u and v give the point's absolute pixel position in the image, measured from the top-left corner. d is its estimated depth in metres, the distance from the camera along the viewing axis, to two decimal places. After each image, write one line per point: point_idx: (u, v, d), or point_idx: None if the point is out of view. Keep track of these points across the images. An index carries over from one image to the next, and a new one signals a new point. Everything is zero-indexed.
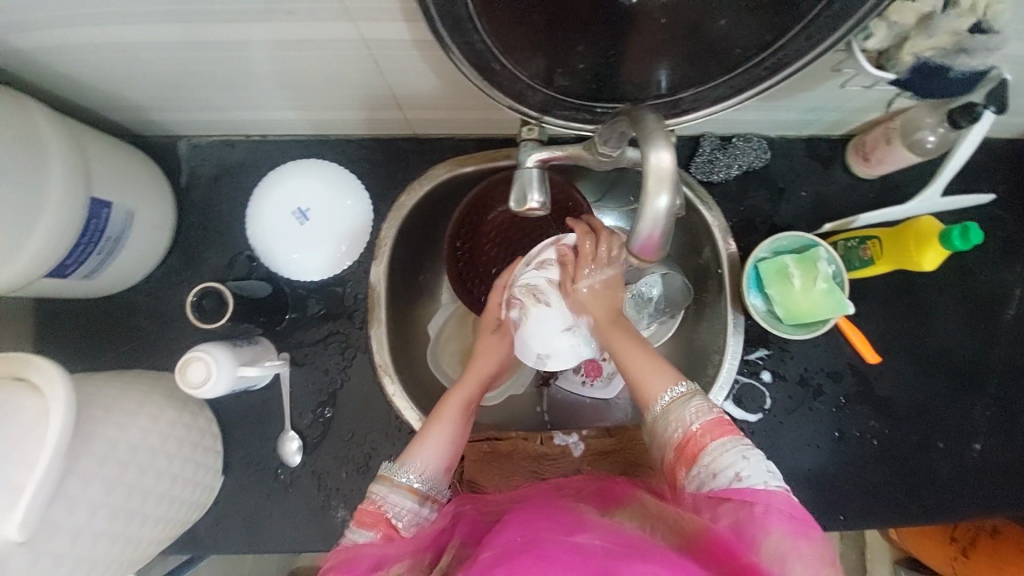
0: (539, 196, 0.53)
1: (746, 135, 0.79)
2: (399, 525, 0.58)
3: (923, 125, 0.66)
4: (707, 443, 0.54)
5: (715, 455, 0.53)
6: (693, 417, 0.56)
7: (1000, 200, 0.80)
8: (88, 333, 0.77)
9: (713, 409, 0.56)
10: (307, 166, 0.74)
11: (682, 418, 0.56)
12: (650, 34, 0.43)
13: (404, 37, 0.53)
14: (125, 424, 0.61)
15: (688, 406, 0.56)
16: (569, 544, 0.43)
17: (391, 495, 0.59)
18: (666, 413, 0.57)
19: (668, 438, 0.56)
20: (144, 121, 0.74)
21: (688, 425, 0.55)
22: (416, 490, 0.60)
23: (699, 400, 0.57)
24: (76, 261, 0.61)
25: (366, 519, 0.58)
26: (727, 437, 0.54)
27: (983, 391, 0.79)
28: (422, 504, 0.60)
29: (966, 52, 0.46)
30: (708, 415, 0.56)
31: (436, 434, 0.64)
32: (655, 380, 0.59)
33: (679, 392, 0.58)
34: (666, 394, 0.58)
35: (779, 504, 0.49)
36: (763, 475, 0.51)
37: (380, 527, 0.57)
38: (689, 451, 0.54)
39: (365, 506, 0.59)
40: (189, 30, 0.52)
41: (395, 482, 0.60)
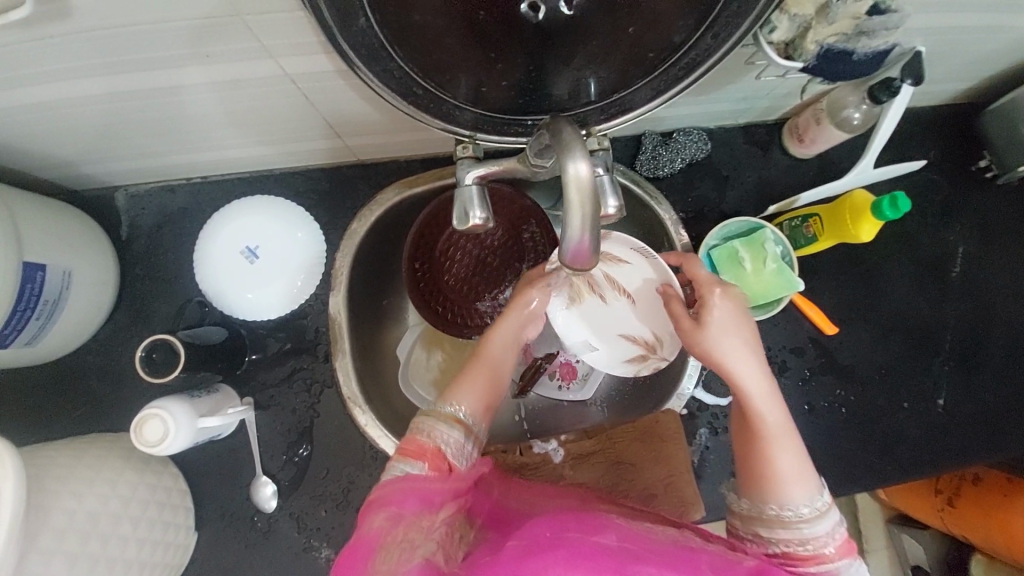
0: (480, 212, 0.53)
1: (685, 129, 0.80)
2: (448, 454, 0.50)
3: (846, 104, 0.68)
4: (831, 558, 0.49)
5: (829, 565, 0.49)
6: (829, 537, 0.50)
7: (932, 164, 0.84)
8: (37, 402, 0.74)
9: (844, 526, 0.51)
10: (251, 204, 0.72)
11: (815, 538, 0.49)
12: (565, 46, 0.44)
13: (329, 69, 0.52)
14: (83, 493, 0.59)
15: (825, 525, 0.50)
16: (593, 543, 0.42)
17: (440, 426, 0.51)
18: (796, 523, 0.50)
19: (790, 545, 0.50)
20: (77, 176, 0.72)
21: (822, 544, 0.49)
22: (462, 421, 0.53)
23: (836, 517, 0.51)
24: (14, 329, 0.58)
25: (412, 449, 0.50)
26: (855, 560, 0.50)
27: (938, 348, 0.82)
28: (467, 439, 0.53)
29: (868, 34, 0.48)
30: (841, 533, 0.50)
31: (476, 376, 0.56)
32: (789, 480, 0.51)
33: (820, 509, 0.50)
34: (805, 503, 0.50)
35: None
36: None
37: (429, 459, 0.50)
38: (808, 559, 0.49)
39: (411, 436, 0.51)
40: (109, 82, 0.51)
41: (443, 413, 0.52)
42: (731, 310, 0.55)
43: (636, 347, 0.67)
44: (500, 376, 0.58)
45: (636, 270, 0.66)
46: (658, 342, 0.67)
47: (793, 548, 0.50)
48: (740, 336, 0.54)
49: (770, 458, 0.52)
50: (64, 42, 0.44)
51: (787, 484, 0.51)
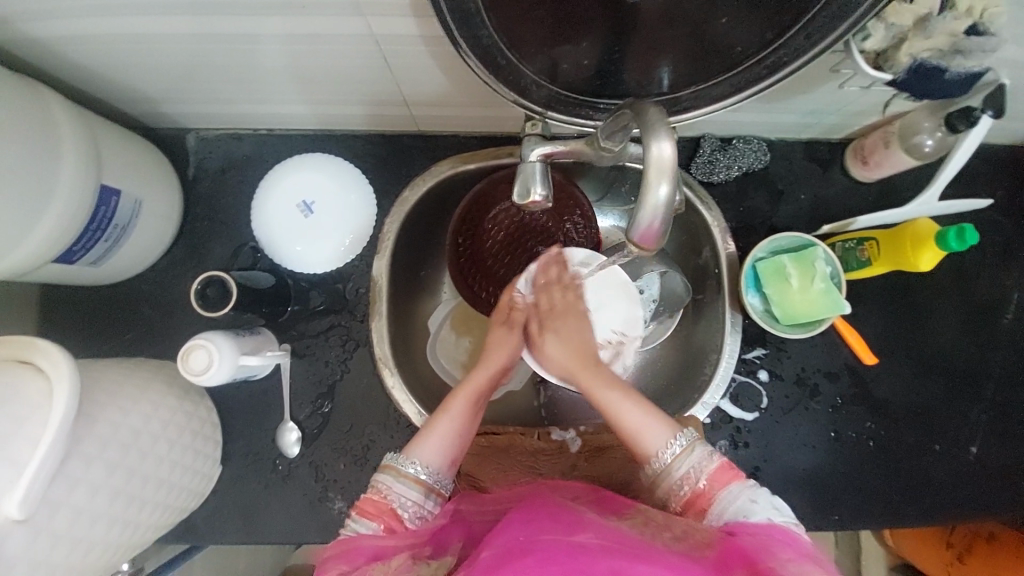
0: (542, 188, 0.53)
1: (746, 137, 0.80)
2: (403, 516, 0.59)
3: (920, 130, 0.67)
4: (715, 495, 0.56)
5: (724, 507, 0.55)
6: (700, 469, 0.57)
7: (997, 205, 0.81)
8: (92, 320, 0.78)
9: (716, 455, 0.58)
10: (313, 161, 0.75)
11: (688, 474, 0.57)
12: (651, 32, 0.45)
13: (413, 33, 0.54)
14: (127, 408, 0.61)
15: (693, 458, 0.58)
16: (569, 544, 0.46)
17: (397, 485, 0.61)
18: (670, 469, 0.58)
19: (674, 493, 0.58)
20: (154, 113, 0.75)
21: (695, 480, 0.57)
22: (421, 482, 0.62)
23: (702, 449, 0.58)
24: (83, 248, 0.62)
25: (370, 509, 0.59)
26: (734, 483, 0.56)
27: (979, 395, 0.80)
28: (426, 497, 0.62)
29: (963, 53, 0.47)
30: (712, 462, 0.58)
31: (438, 427, 0.65)
32: (652, 435, 0.60)
33: (684, 449, 0.58)
34: (668, 450, 0.58)
35: (792, 542, 0.49)
36: (768, 512, 0.53)
37: (383, 518, 0.58)
38: (697, 503, 0.56)
39: (369, 495, 0.60)
40: (200, 22, 0.53)
41: (403, 473, 0.61)
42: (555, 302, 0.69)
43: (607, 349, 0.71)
44: (472, 420, 0.67)
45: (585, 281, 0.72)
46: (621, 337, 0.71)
47: (684, 497, 0.57)
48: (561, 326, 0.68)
49: (627, 422, 0.61)
50: None
51: (647, 438, 0.60)
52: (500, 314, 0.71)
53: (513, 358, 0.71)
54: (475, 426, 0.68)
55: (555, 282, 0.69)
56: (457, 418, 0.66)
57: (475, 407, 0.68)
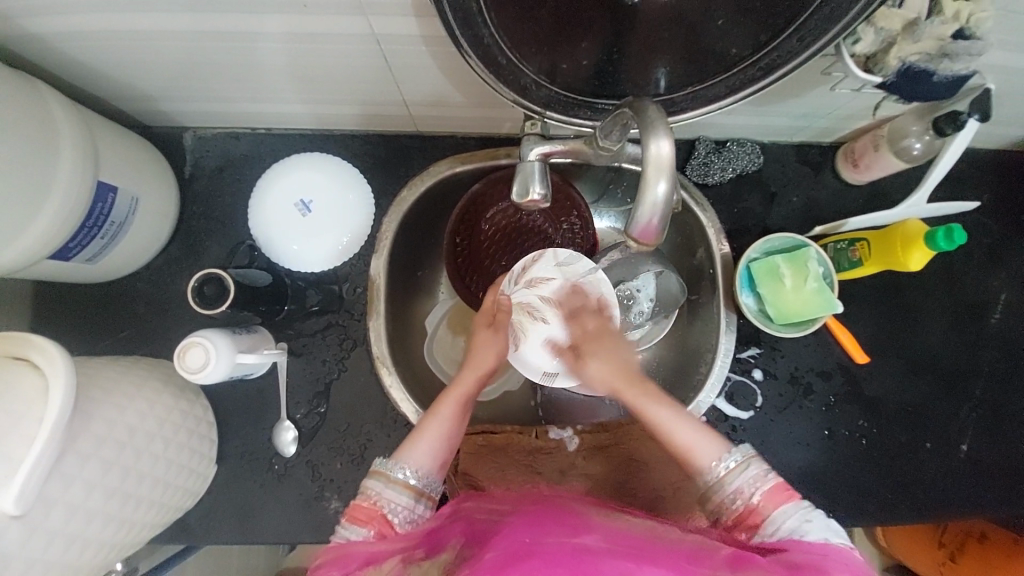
0: (541, 188, 0.54)
1: (740, 140, 0.81)
2: (393, 521, 0.60)
3: (909, 134, 0.69)
4: (768, 512, 0.55)
5: (778, 523, 0.55)
6: (753, 486, 0.57)
7: (984, 208, 0.83)
8: (86, 319, 0.77)
9: (771, 474, 0.58)
10: (311, 160, 0.75)
11: (740, 489, 0.57)
12: (649, 33, 0.46)
13: (414, 33, 0.55)
14: (123, 406, 0.61)
15: (747, 475, 0.57)
16: (573, 547, 0.46)
17: (387, 490, 0.61)
18: (723, 483, 0.58)
19: (726, 507, 0.57)
20: (152, 111, 0.75)
21: (749, 496, 0.57)
22: (411, 487, 0.62)
23: (755, 468, 0.58)
24: (79, 244, 0.61)
25: (360, 516, 0.59)
26: (786, 502, 0.56)
27: (968, 394, 0.81)
28: (416, 501, 0.62)
29: (949, 57, 0.49)
30: (766, 482, 0.57)
31: (430, 430, 0.66)
32: (702, 449, 0.60)
33: (737, 465, 0.58)
34: (722, 463, 0.58)
35: (847, 562, 0.50)
36: (824, 532, 0.53)
37: (374, 524, 0.59)
38: (748, 519, 0.56)
39: (360, 501, 0.61)
40: (202, 19, 0.54)
41: (392, 478, 0.62)
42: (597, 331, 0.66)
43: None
44: (458, 423, 0.68)
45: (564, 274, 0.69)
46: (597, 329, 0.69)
47: (734, 512, 0.57)
48: (606, 355, 0.65)
49: (678, 438, 0.61)
50: None
51: (698, 452, 0.60)
52: (483, 316, 0.72)
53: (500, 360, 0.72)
54: (463, 428, 0.69)
55: (583, 309, 0.66)
56: (446, 422, 0.66)
57: (465, 409, 0.69)
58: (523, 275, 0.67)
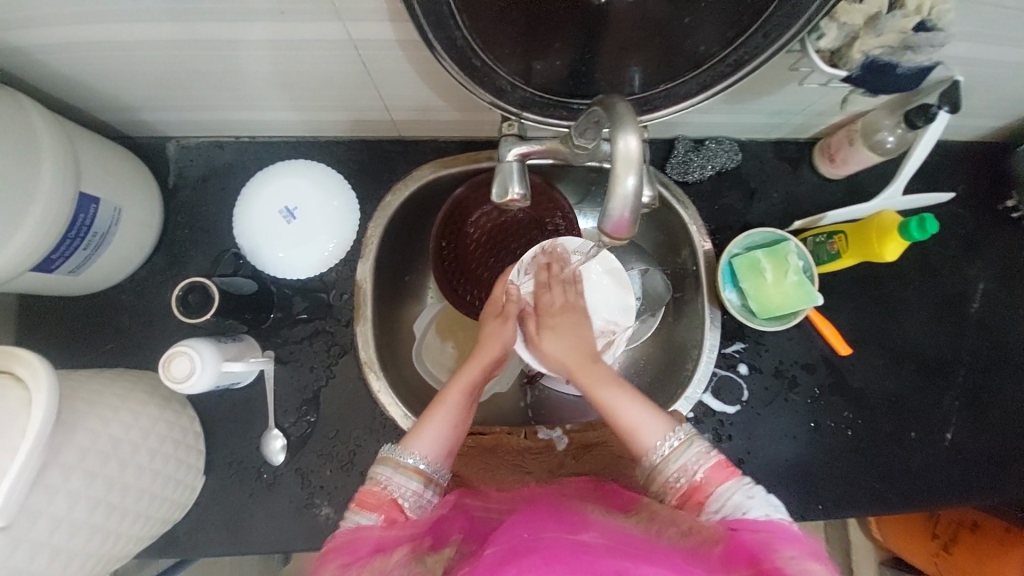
0: (519, 187, 0.55)
1: (718, 138, 0.82)
2: (404, 505, 0.59)
3: (881, 127, 0.70)
4: (713, 488, 0.56)
5: (723, 499, 0.55)
6: (697, 463, 0.57)
7: (959, 199, 0.85)
8: (70, 331, 0.77)
9: (713, 452, 0.58)
10: (295, 167, 0.75)
11: (683, 468, 0.58)
12: (620, 33, 0.47)
13: (391, 38, 0.55)
14: (107, 417, 0.61)
15: (690, 453, 0.58)
16: (573, 543, 0.46)
17: (396, 476, 0.61)
18: (667, 462, 0.58)
19: (670, 487, 0.58)
20: (135, 122, 0.75)
21: (692, 473, 0.57)
22: (422, 472, 0.61)
23: (699, 445, 0.59)
24: (62, 256, 0.61)
25: (369, 501, 0.59)
26: (730, 480, 0.57)
27: (950, 382, 0.82)
28: (425, 487, 0.62)
29: (912, 49, 0.50)
30: (709, 459, 0.58)
31: (437, 420, 0.65)
32: (647, 430, 0.60)
33: (678, 444, 0.58)
34: (665, 444, 0.58)
35: (789, 536, 0.50)
36: (764, 508, 0.54)
37: (383, 510, 0.59)
38: (694, 496, 0.57)
39: (369, 488, 0.60)
40: (181, 28, 0.54)
41: (401, 465, 0.61)
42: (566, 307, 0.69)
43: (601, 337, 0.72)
44: (468, 412, 0.68)
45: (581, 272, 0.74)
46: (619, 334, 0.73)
47: (678, 490, 0.57)
48: (567, 334, 0.67)
49: (623, 418, 0.61)
50: None
51: (641, 433, 0.59)
52: (492, 307, 0.71)
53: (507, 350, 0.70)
54: (469, 422, 0.68)
55: (554, 279, 0.70)
56: (454, 410, 0.66)
57: (471, 398, 0.69)
58: (533, 264, 0.71)
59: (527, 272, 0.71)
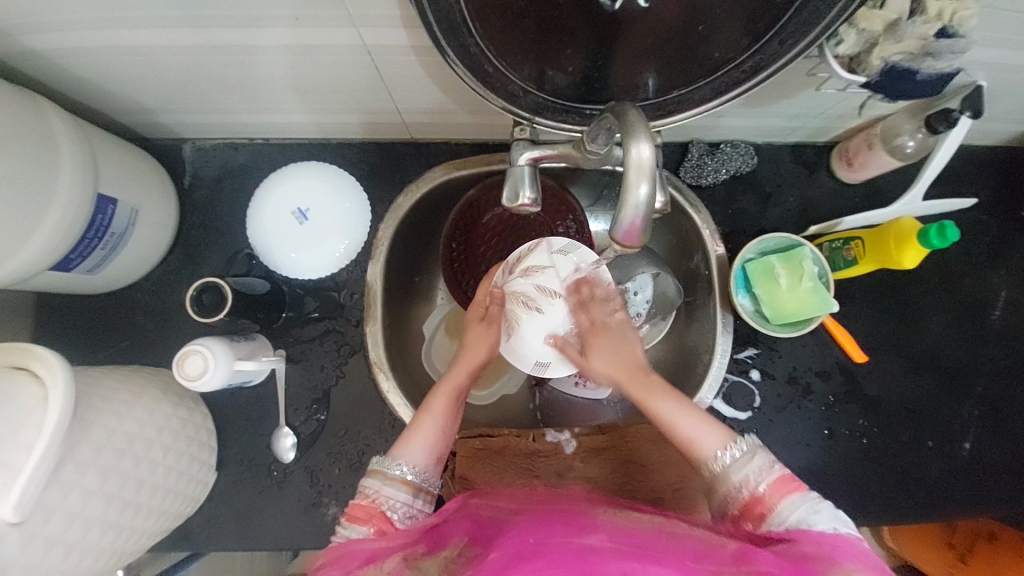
0: (530, 192, 0.54)
1: (733, 141, 0.81)
2: (393, 517, 0.60)
3: (901, 132, 0.69)
4: (776, 502, 0.54)
5: (786, 513, 0.53)
6: (758, 476, 0.55)
7: (982, 205, 0.83)
8: (88, 328, 0.78)
9: (776, 465, 0.56)
10: (308, 169, 0.76)
11: (747, 480, 0.55)
12: (633, 39, 0.46)
13: (403, 43, 0.55)
14: (123, 415, 0.62)
15: (752, 466, 0.55)
16: (579, 546, 0.46)
17: (385, 488, 0.61)
18: (727, 472, 0.56)
19: (732, 498, 0.55)
20: (152, 124, 0.76)
21: (754, 485, 0.55)
22: (409, 483, 0.61)
23: (762, 457, 0.56)
24: (79, 255, 0.62)
25: (359, 514, 0.59)
26: (794, 494, 0.54)
27: (969, 392, 0.80)
28: (415, 497, 0.62)
29: (932, 55, 0.49)
30: (772, 473, 0.55)
31: (425, 428, 0.65)
32: (705, 440, 0.58)
33: (740, 456, 0.56)
34: (727, 453, 0.56)
35: (853, 549, 0.48)
36: (831, 522, 0.51)
37: (373, 521, 0.58)
38: (755, 509, 0.54)
39: (360, 501, 0.60)
40: (196, 33, 0.55)
41: (389, 476, 0.61)
42: (609, 323, 0.64)
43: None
44: (455, 417, 0.67)
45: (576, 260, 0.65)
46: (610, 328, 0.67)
47: (743, 505, 0.55)
48: (617, 350, 0.62)
49: (682, 430, 0.59)
50: None
51: (699, 442, 0.58)
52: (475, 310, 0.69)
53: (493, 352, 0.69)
54: (457, 426, 0.68)
55: (593, 297, 0.63)
56: (441, 416, 0.66)
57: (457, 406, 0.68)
58: (518, 265, 0.65)
59: (514, 272, 0.65)
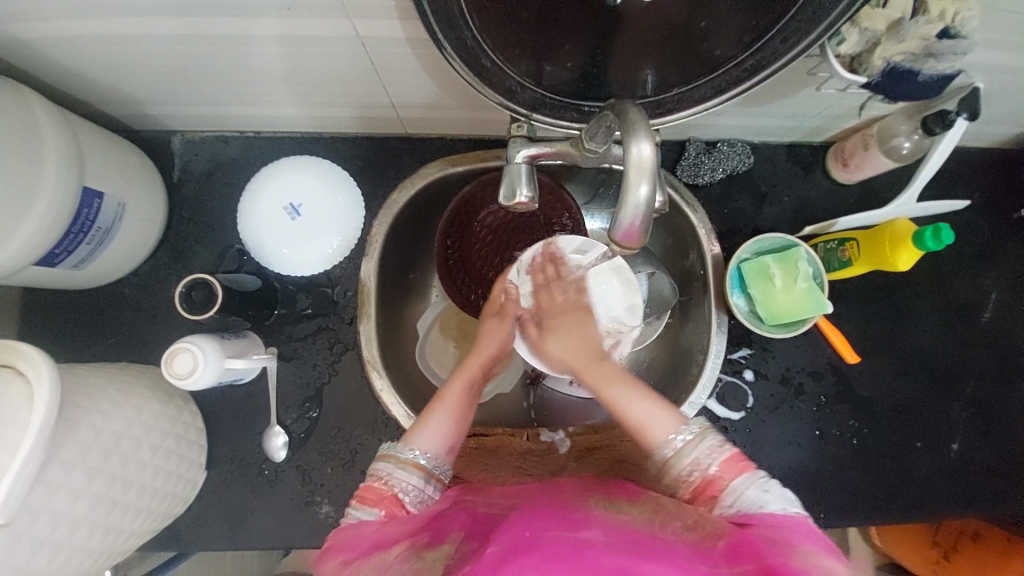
0: (528, 191, 0.54)
1: (730, 140, 0.81)
2: (404, 500, 0.59)
3: (898, 133, 0.69)
4: (727, 483, 0.56)
5: (737, 493, 0.55)
6: (710, 457, 0.57)
7: (974, 206, 0.83)
8: (74, 325, 0.77)
9: (727, 445, 0.58)
10: (300, 164, 0.75)
11: (696, 461, 0.57)
12: (633, 35, 0.46)
13: (399, 36, 0.54)
14: (110, 413, 0.61)
15: (701, 447, 0.58)
16: (575, 541, 0.46)
17: (397, 471, 0.61)
18: (679, 455, 0.58)
19: (683, 480, 0.58)
20: (140, 115, 0.74)
21: (705, 467, 0.57)
22: (421, 466, 0.61)
23: (712, 439, 0.59)
24: (65, 250, 0.61)
25: (371, 496, 0.59)
26: (743, 474, 0.56)
27: (959, 392, 0.81)
28: (426, 483, 0.62)
29: (934, 56, 0.49)
30: (722, 452, 0.58)
31: (437, 416, 0.66)
32: (657, 425, 0.60)
33: (688, 439, 0.59)
34: (678, 436, 0.59)
35: (806, 531, 0.49)
36: (781, 501, 0.53)
37: (384, 505, 0.58)
38: (707, 490, 0.56)
39: (369, 484, 0.60)
40: (187, 22, 0.53)
41: (401, 460, 0.62)
42: (572, 308, 0.68)
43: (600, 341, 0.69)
44: (468, 407, 0.68)
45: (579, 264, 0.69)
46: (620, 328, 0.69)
47: (692, 486, 0.57)
48: (571, 335, 0.67)
49: (632, 416, 0.62)
50: None
51: (649, 428, 0.60)
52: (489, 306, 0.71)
53: (505, 349, 0.71)
54: (470, 417, 0.69)
55: (555, 279, 0.68)
56: (454, 405, 0.67)
57: (468, 394, 0.69)
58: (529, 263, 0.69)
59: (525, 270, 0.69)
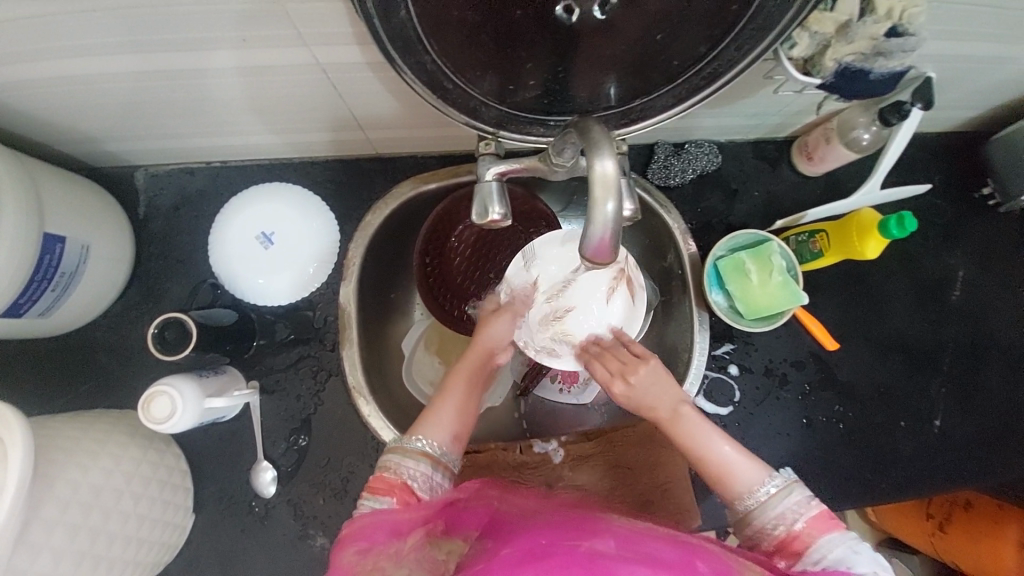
0: (500, 208, 0.53)
1: (697, 140, 0.82)
2: (414, 487, 0.59)
3: (857, 125, 0.70)
4: (813, 539, 0.54)
5: (824, 551, 0.53)
6: (797, 512, 0.56)
7: (936, 188, 0.86)
8: (44, 374, 0.74)
9: (814, 502, 0.57)
10: (269, 192, 0.73)
11: (783, 516, 0.56)
12: (592, 50, 0.46)
13: (360, 61, 0.54)
14: (87, 466, 0.59)
15: (789, 501, 0.56)
16: (590, 549, 0.44)
17: (405, 461, 0.60)
18: (763, 508, 0.57)
19: (766, 532, 0.56)
20: (101, 154, 0.73)
21: (792, 521, 0.56)
22: (426, 455, 0.61)
23: (798, 494, 0.57)
24: (29, 299, 0.59)
25: (382, 486, 0.59)
26: (831, 533, 0.55)
27: (937, 369, 0.83)
28: (434, 470, 0.61)
29: (884, 55, 0.50)
30: (811, 509, 0.56)
31: (446, 403, 0.65)
32: (741, 474, 0.59)
33: (775, 491, 0.57)
34: (762, 489, 0.57)
35: None
36: (870, 564, 0.52)
37: (396, 493, 0.58)
38: (792, 545, 0.55)
39: (381, 473, 0.60)
40: (144, 60, 0.52)
41: (409, 449, 0.61)
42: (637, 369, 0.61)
43: (621, 283, 0.63)
44: (471, 401, 0.66)
45: (559, 266, 0.63)
46: (624, 264, 0.64)
47: (784, 542, 0.55)
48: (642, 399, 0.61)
49: (713, 467, 0.60)
50: (102, 16, 0.45)
51: (735, 479, 0.59)
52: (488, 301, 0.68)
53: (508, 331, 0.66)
54: (476, 406, 0.67)
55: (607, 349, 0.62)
56: (455, 404, 0.65)
57: (477, 383, 0.67)
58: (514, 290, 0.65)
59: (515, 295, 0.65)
